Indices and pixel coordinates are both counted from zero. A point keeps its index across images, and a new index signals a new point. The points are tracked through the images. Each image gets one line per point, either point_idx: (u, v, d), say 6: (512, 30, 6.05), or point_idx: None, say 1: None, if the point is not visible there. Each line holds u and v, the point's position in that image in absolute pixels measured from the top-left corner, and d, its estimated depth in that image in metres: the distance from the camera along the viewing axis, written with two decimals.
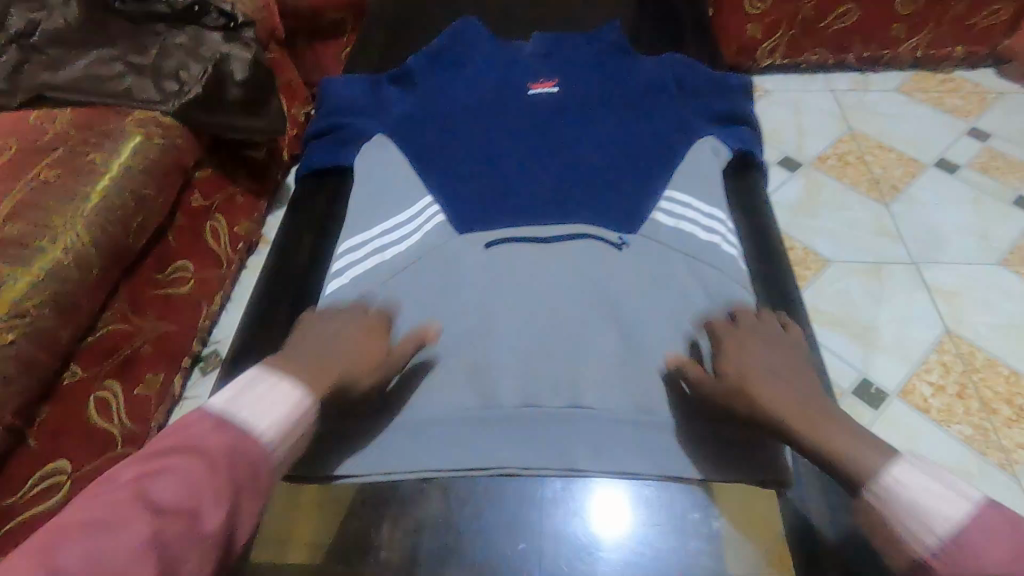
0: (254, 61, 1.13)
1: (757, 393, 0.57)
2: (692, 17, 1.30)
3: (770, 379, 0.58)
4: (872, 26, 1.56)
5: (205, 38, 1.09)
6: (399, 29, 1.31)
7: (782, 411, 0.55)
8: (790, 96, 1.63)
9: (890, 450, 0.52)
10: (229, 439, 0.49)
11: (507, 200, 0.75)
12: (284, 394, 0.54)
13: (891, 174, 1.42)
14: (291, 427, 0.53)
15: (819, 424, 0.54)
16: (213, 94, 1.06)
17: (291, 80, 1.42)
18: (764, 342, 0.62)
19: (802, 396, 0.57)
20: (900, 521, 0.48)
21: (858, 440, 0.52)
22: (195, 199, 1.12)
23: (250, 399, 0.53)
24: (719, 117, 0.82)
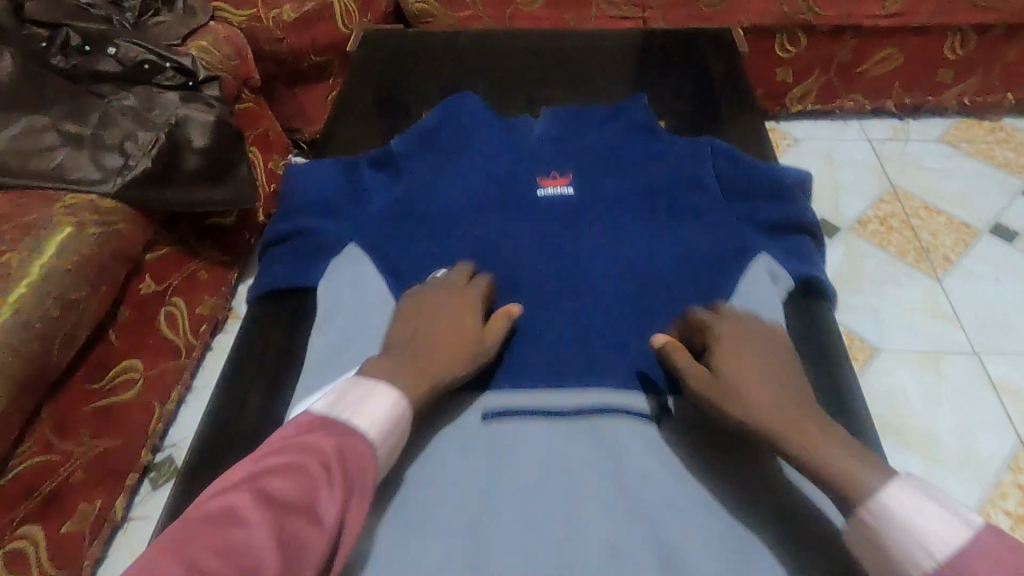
0: (217, 123, 0.98)
1: (747, 397, 0.58)
2: (716, 75, 1.17)
3: (762, 381, 0.59)
4: (915, 70, 1.41)
5: (158, 100, 0.94)
6: (396, 79, 1.19)
7: (771, 417, 0.56)
8: (822, 145, 1.47)
9: (887, 469, 0.51)
10: (336, 440, 0.49)
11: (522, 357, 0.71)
12: (385, 395, 0.54)
13: (941, 241, 1.27)
14: (392, 428, 0.53)
15: (814, 434, 0.55)
16: (167, 166, 0.91)
17: (270, 129, 1.28)
18: (762, 345, 0.63)
19: (798, 405, 0.58)
20: (897, 542, 0.47)
21: (847, 452, 0.53)
22: (146, 287, 0.96)
23: (349, 405, 0.53)
24: (772, 231, 0.74)
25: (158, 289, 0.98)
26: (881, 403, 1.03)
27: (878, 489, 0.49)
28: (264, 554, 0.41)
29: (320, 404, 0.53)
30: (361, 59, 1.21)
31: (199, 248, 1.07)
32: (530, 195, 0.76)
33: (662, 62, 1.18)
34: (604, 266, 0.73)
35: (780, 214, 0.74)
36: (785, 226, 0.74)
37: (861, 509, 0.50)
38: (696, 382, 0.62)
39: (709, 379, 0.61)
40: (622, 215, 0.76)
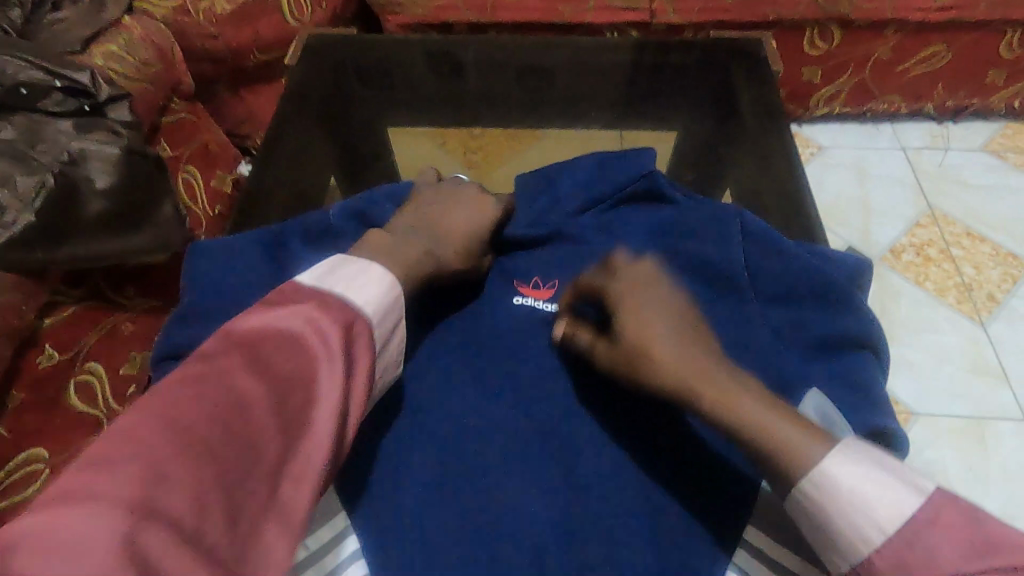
0: (125, 156, 0.79)
1: (647, 348, 0.53)
2: (733, 96, 0.96)
3: (660, 325, 0.54)
4: (963, 70, 1.21)
5: (46, 130, 0.75)
6: (371, 96, 1.03)
7: (673, 374, 0.51)
8: (851, 155, 1.28)
9: (821, 430, 0.45)
10: (334, 309, 0.46)
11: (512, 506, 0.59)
12: (374, 275, 0.51)
13: (985, 276, 1.11)
14: (389, 309, 0.50)
15: (722, 394, 0.48)
16: (57, 217, 0.73)
17: (212, 141, 1.07)
18: (653, 282, 0.58)
19: (701, 350, 0.52)
20: (846, 517, 0.42)
21: (765, 408, 0.47)
22: (47, 358, 0.80)
23: (342, 277, 0.49)
24: (818, 344, 0.64)
25: (64, 358, 0.81)
26: None
27: (814, 462, 0.43)
28: (267, 433, 0.40)
29: (307, 278, 0.48)
30: (308, 74, 0.98)
31: (120, 298, 0.89)
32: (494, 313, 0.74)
33: (661, 81, 0.99)
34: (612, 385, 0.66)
35: (830, 324, 0.64)
36: (841, 339, 0.64)
37: (799, 486, 0.44)
38: (604, 354, 0.59)
39: (608, 349, 0.58)
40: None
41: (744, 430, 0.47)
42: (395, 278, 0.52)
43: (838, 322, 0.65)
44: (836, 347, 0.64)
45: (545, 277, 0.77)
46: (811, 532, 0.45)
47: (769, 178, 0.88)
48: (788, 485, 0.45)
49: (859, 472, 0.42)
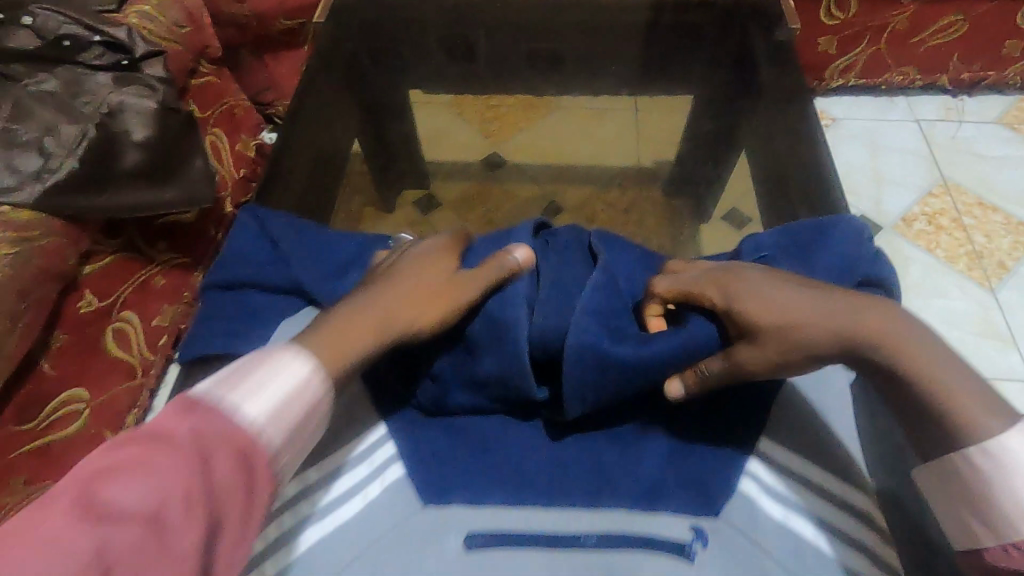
0: (161, 110, 0.82)
1: (780, 300, 0.51)
2: (751, 56, 0.98)
3: (801, 305, 0.51)
4: (979, 41, 1.22)
5: (86, 83, 0.78)
6: (389, 60, 1.05)
7: (831, 333, 0.49)
8: (864, 126, 1.29)
9: (998, 405, 0.44)
10: (198, 428, 0.36)
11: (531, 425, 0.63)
12: (299, 365, 0.42)
13: (995, 244, 1.12)
14: (292, 416, 0.40)
15: (896, 347, 0.47)
16: (98, 166, 0.76)
17: (236, 106, 1.10)
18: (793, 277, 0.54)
19: (851, 309, 0.50)
20: (1009, 498, 0.42)
21: (942, 361, 0.46)
22: (87, 304, 0.83)
23: (249, 384, 0.39)
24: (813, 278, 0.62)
25: (102, 306, 0.85)
26: None
27: (988, 432, 0.43)
28: None
29: (205, 383, 0.39)
30: (332, 32, 1.01)
31: (153, 253, 0.92)
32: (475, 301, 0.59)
33: (679, 45, 1.03)
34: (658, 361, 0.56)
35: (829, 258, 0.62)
36: (846, 277, 0.61)
37: (959, 445, 0.44)
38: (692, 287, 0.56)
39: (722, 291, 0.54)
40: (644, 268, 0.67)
41: (910, 373, 0.47)
42: (324, 369, 0.43)
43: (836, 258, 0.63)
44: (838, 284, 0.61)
45: None
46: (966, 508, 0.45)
47: (787, 133, 0.90)
48: (946, 439, 0.45)
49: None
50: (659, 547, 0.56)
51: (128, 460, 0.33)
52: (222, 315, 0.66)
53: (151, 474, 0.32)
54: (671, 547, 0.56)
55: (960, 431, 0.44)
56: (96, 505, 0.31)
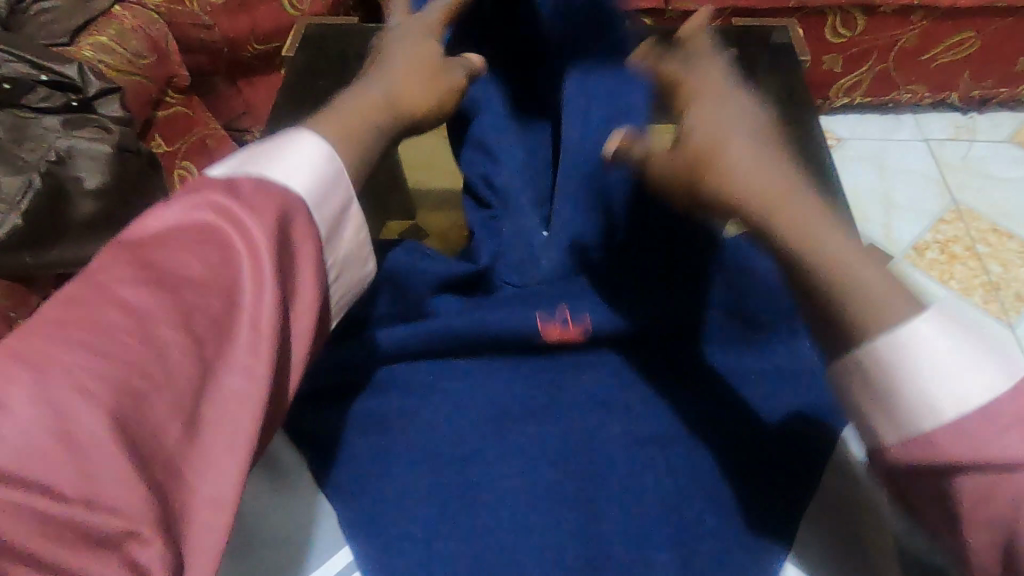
0: (116, 154, 0.75)
1: (724, 157, 0.41)
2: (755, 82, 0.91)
3: (750, 148, 0.41)
4: (991, 59, 1.16)
5: (31, 126, 0.71)
6: None
7: (758, 192, 0.39)
8: (871, 147, 1.23)
9: (904, 289, 0.35)
10: (274, 202, 0.35)
11: (515, 481, 0.54)
12: (306, 145, 0.38)
13: (1013, 274, 1.06)
14: (328, 199, 0.38)
15: (798, 225, 0.37)
16: (45, 220, 0.70)
17: (208, 136, 1.03)
18: (752, 118, 0.44)
19: (784, 172, 0.40)
20: (901, 380, 0.33)
21: (834, 234, 0.37)
22: None
23: (279, 158, 0.37)
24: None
25: None
26: None
27: (902, 318, 0.33)
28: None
29: (241, 168, 0.36)
30: (306, 60, 0.95)
31: None
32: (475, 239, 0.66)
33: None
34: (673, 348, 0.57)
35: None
36: None
37: (863, 340, 0.34)
38: (663, 169, 0.46)
39: (669, 159, 0.45)
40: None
41: (813, 247, 0.36)
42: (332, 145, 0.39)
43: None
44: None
45: None
46: (853, 392, 0.35)
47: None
48: (846, 334, 0.35)
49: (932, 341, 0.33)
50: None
51: (215, 225, 0.32)
52: None
53: (208, 240, 0.32)
54: None
55: (863, 328, 0.34)
56: (162, 263, 0.31)
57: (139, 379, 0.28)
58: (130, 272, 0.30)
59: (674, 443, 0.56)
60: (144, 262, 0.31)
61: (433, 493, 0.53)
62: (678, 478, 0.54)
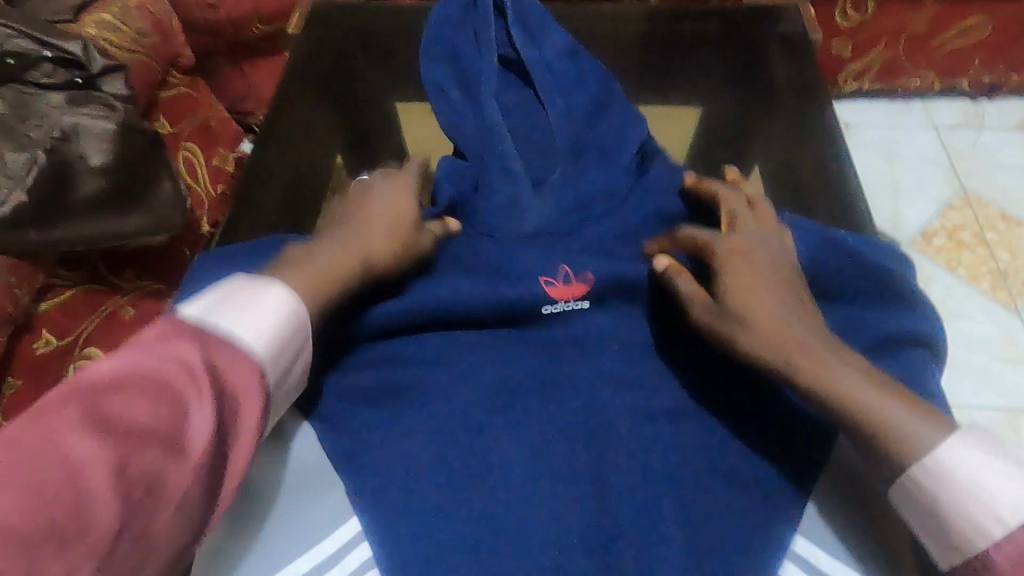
0: (121, 133, 0.75)
1: (750, 317, 0.52)
2: (766, 70, 0.91)
3: (772, 306, 0.52)
4: (1001, 44, 1.15)
5: (36, 103, 0.70)
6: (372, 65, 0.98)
7: (784, 352, 0.50)
8: (879, 134, 1.22)
9: (937, 419, 0.45)
10: (212, 350, 0.41)
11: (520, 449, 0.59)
12: (268, 293, 0.45)
13: (1021, 262, 1.06)
14: (284, 341, 0.45)
15: (822, 374, 0.48)
16: (50, 198, 0.69)
17: (212, 117, 1.02)
18: (769, 259, 0.55)
19: (812, 328, 0.51)
20: (951, 510, 0.42)
21: (855, 374, 0.48)
22: (44, 344, 0.77)
23: (234, 304, 0.44)
24: (835, 298, 0.58)
25: (62, 345, 0.78)
26: None
27: (930, 447, 0.43)
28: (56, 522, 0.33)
29: (196, 310, 0.43)
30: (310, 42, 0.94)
31: (119, 282, 0.84)
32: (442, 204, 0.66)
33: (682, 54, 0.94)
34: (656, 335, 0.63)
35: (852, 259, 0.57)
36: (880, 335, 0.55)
37: (903, 472, 0.45)
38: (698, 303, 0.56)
39: (709, 305, 0.55)
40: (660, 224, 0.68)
41: (831, 388, 0.48)
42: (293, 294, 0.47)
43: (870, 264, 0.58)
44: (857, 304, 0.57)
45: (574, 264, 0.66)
46: (916, 520, 0.45)
47: (809, 161, 0.83)
48: (892, 468, 0.46)
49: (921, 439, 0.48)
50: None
51: (169, 358, 0.40)
52: None
53: (154, 385, 0.38)
54: None
55: (905, 463, 0.44)
56: (111, 404, 0.37)
57: (78, 504, 0.34)
58: (82, 418, 0.36)
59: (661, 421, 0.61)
60: (93, 400, 0.37)
61: (445, 459, 0.58)
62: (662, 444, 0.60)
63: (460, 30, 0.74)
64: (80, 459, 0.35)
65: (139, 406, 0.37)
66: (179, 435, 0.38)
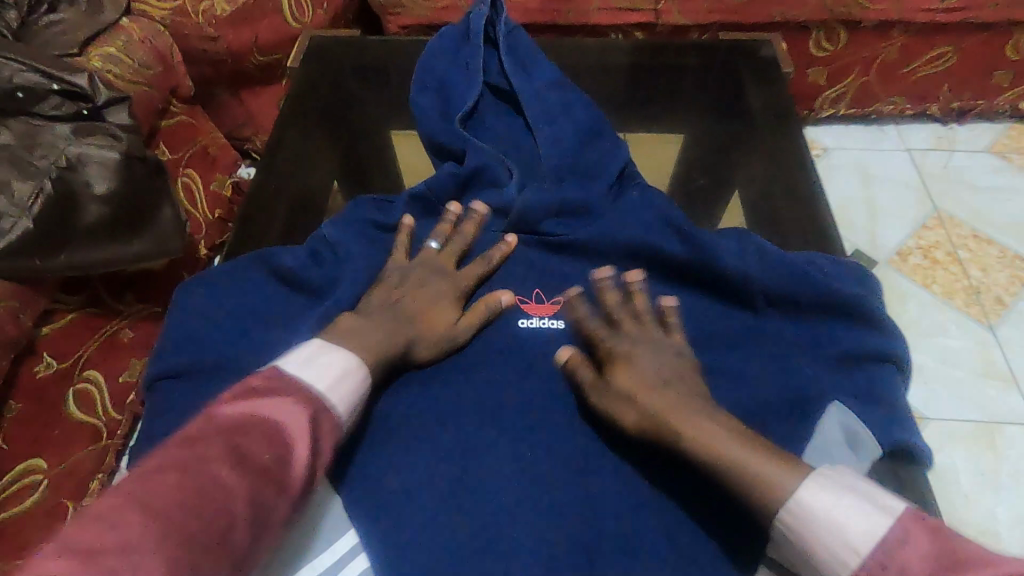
0: (125, 161, 0.78)
1: (631, 396, 0.54)
2: (741, 99, 0.96)
3: (642, 376, 0.54)
4: (967, 73, 1.21)
5: (43, 134, 0.73)
6: (363, 96, 1.01)
7: (658, 414, 0.51)
8: (855, 157, 1.27)
9: (791, 462, 0.44)
10: (305, 398, 0.44)
11: (518, 490, 0.55)
12: (338, 357, 0.49)
13: (992, 278, 1.10)
14: (356, 399, 0.48)
15: (692, 431, 0.48)
16: (56, 224, 0.72)
17: (210, 145, 1.05)
18: (650, 349, 0.57)
19: (680, 393, 0.52)
20: (817, 540, 0.40)
21: (723, 434, 0.47)
22: (45, 367, 0.79)
23: (312, 362, 0.47)
24: (801, 316, 0.60)
25: (62, 367, 0.80)
26: None
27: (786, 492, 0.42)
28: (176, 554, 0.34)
29: (284, 363, 0.46)
30: (307, 71, 0.97)
31: (119, 305, 0.88)
32: (419, 227, 0.69)
33: (665, 80, 0.98)
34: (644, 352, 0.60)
35: (821, 281, 0.59)
36: (850, 355, 0.57)
37: (773, 513, 0.43)
38: (590, 387, 0.58)
39: (597, 386, 0.57)
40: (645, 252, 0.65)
41: (696, 448, 0.48)
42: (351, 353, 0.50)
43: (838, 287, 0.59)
44: (824, 323, 0.59)
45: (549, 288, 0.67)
46: (803, 567, 0.43)
47: (784, 184, 0.87)
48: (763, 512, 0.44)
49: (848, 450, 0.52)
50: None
51: (271, 406, 0.42)
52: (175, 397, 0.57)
53: (265, 425, 0.41)
54: None
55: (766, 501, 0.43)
56: (234, 442, 0.39)
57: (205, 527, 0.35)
58: (216, 451, 0.38)
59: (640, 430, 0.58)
60: (217, 434, 0.39)
61: (434, 493, 0.55)
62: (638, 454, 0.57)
63: (451, 62, 0.77)
64: (217, 487, 0.37)
65: (257, 445, 0.39)
66: (288, 469, 0.40)
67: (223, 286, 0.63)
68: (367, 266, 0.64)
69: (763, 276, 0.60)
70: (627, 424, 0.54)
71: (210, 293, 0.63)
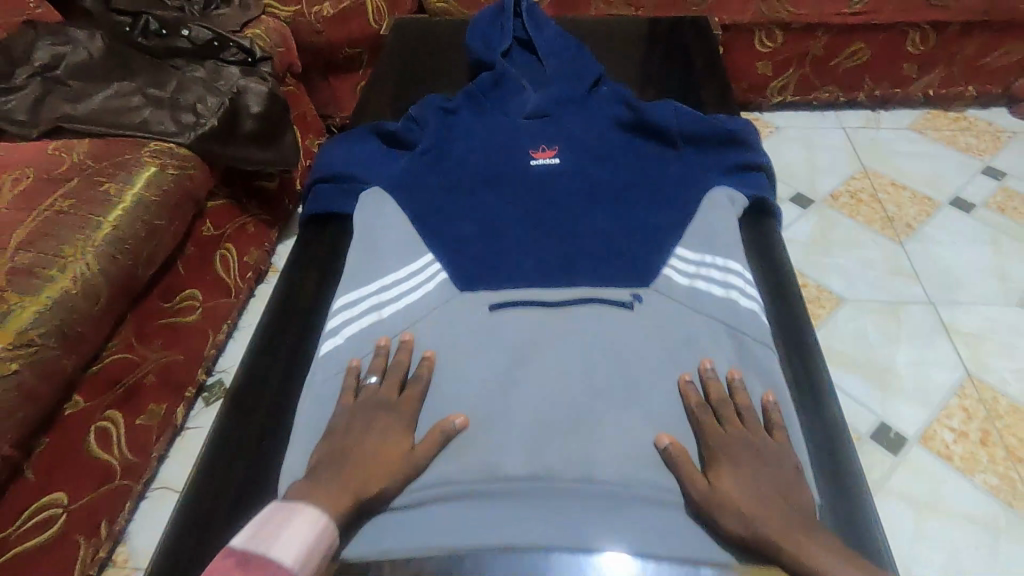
0: (269, 95, 1.15)
1: (737, 509, 0.59)
2: (687, 57, 1.32)
3: (750, 479, 0.61)
4: (882, 66, 1.57)
5: (223, 72, 1.12)
6: (425, 47, 1.35)
7: (762, 525, 0.58)
8: (800, 132, 1.62)
9: (880, 572, 0.53)
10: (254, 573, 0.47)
11: (533, 248, 0.86)
12: (307, 522, 0.53)
13: (905, 212, 1.41)
14: (314, 555, 0.51)
15: (792, 538, 0.56)
16: (226, 125, 1.07)
17: (307, 112, 1.43)
18: (752, 456, 0.64)
19: (782, 507, 0.59)
20: None
21: (827, 550, 0.55)
22: (207, 229, 1.13)
23: (269, 531, 0.51)
24: (707, 147, 0.92)
25: (215, 233, 1.15)
26: (843, 342, 1.16)
27: None
28: None
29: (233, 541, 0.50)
30: (392, 38, 1.38)
31: (248, 206, 1.22)
32: (470, 109, 1.01)
33: (639, 47, 1.35)
34: (603, 167, 0.92)
35: (718, 123, 0.92)
36: (738, 166, 0.90)
37: None
38: (691, 486, 0.63)
39: (702, 492, 0.62)
40: (611, 119, 0.97)
41: (808, 567, 0.54)
42: (319, 521, 0.54)
43: (729, 127, 0.92)
44: (724, 150, 0.92)
45: (547, 142, 0.95)
46: None
47: (713, 104, 1.21)
48: None
49: (730, 204, 0.87)
50: (601, 300, 0.79)
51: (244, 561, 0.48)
52: (331, 192, 0.96)
53: None
54: (616, 302, 0.79)
55: None
56: None
57: None
58: None
59: (601, 205, 0.89)
60: None
61: (467, 236, 0.87)
62: (600, 218, 0.88)
63: (489, 26, 1.14)
64: None
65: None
66: None
67: (346, 142, 0.99)
68: (437, 132, 0.97)
69: (682, 121, 0.93)
70: (732, 534, 0.59)
71: (337, 152, 0.98)
